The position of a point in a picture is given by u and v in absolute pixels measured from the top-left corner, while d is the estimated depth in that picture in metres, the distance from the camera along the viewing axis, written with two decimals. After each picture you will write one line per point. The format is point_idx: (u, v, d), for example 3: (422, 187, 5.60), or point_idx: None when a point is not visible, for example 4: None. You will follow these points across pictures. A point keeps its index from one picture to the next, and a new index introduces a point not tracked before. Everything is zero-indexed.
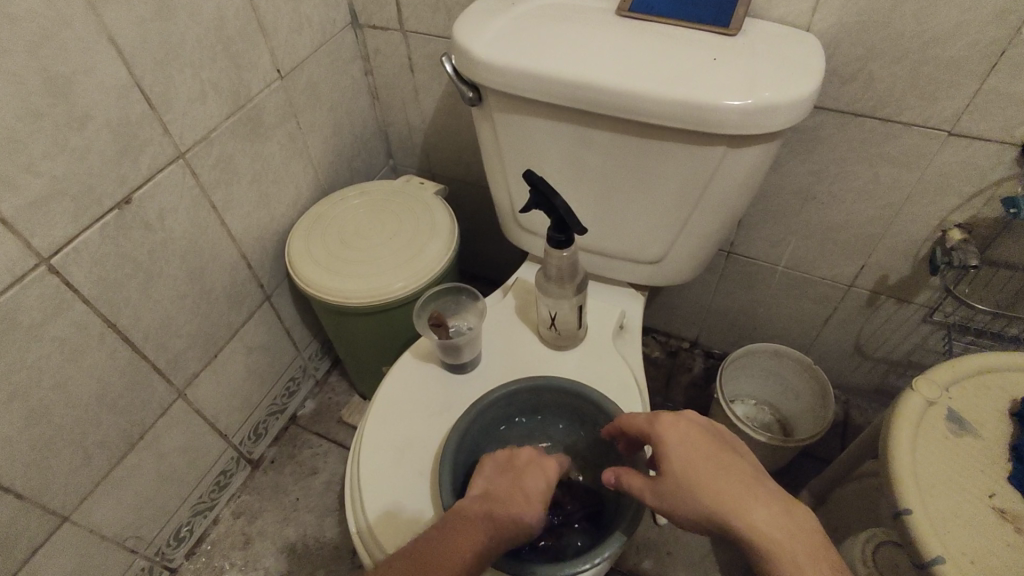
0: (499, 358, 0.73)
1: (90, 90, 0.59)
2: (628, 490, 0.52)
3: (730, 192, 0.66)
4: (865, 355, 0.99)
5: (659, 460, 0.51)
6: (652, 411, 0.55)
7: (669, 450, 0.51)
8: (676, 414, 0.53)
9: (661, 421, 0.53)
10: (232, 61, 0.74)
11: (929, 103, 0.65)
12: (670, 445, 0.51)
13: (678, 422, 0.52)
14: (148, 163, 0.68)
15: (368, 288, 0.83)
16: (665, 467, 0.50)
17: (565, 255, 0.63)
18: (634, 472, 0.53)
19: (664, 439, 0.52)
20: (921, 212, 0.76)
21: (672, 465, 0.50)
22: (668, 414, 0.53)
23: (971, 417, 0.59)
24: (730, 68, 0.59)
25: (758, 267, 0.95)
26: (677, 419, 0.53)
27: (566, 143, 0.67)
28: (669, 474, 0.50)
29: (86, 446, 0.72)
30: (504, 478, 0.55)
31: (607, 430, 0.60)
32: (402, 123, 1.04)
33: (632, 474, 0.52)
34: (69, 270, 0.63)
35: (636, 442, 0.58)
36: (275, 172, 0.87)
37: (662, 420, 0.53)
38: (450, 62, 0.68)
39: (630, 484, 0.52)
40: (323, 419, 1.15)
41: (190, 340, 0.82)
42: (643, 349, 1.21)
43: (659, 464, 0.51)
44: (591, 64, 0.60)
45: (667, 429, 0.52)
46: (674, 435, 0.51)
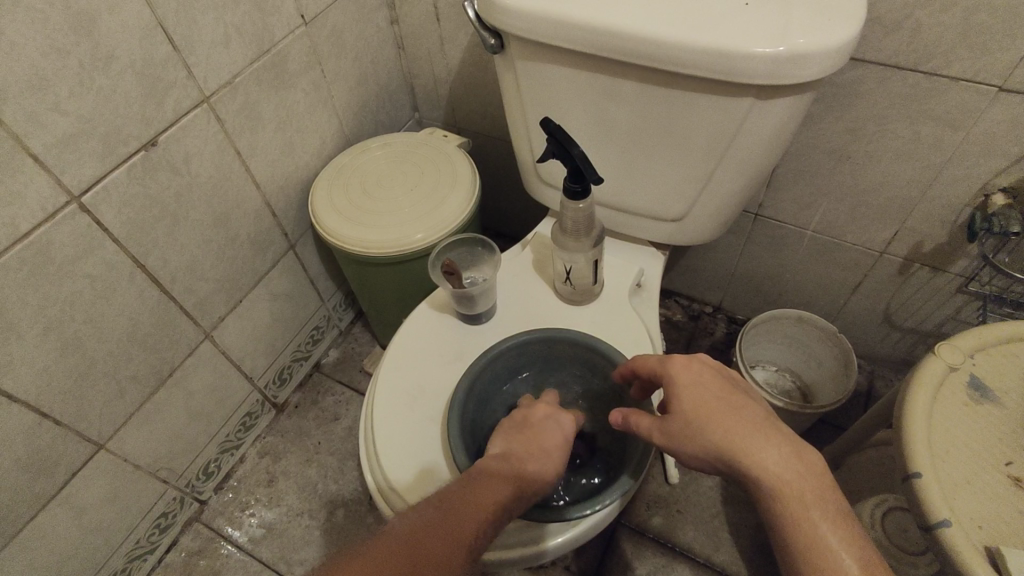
0: (513, 310, 0.73)
1: (115, 30, 0.60)
2: (637, 430, 0.53)
3: (757, 147, 0.63)
4: (894, 324, 0.96)
5: (669, 400, 0.51)
6: (665, 353, 0.55)
7: (680, 389, 0.51)
8: (689, 355, 0.53)
9: (673, 361, 0.53)
10: (256, 5, 0.73)
11: (980, 56, 0.61)
12: (680, 385, 0.51)
13: (690, 363, 0.52)
14: (174, 107, 0.69)
15: (388, 238, 0.83)
16: (675, 407, 0.50)
17: (581, 207, 0.62)
18: (643, 412, 0.53)
19: (674, 379, 0.52)
20: (963, 175, 0.72)
21: (682, 404, 0.50)
22: (681, 355, 0.53)
23: (994, 385, 0.57)
24: (762, 14, 0.56)
25: (786, 230, 0.92)
26: (690, 360, 0.52)
27: (589, 92, 0.65)
28: (677, 414, 0.50)
29: (119, 380, 0.75)
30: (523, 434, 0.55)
31: (620, 373, 0.60)
32: (428, 75, 1.03)
33: (641, 414, 0.53)
34: (99, 209, 0.65)
35: (648, 385, 0.58)
36: (300, 121, 0.87)
37: (674, 362, 0.53)
38: (472, 7, 0.67)
39: (638, 424, 0.52)
40: (346, 367, 1.18)
41: (217, 284, 0.84)
42: (665, 312, 1.20)
43: (669, 404, 0.51)
44: (615, 8, 0.58)
45: (679, 370, 0.52)
46: (685, 375, 0.51)
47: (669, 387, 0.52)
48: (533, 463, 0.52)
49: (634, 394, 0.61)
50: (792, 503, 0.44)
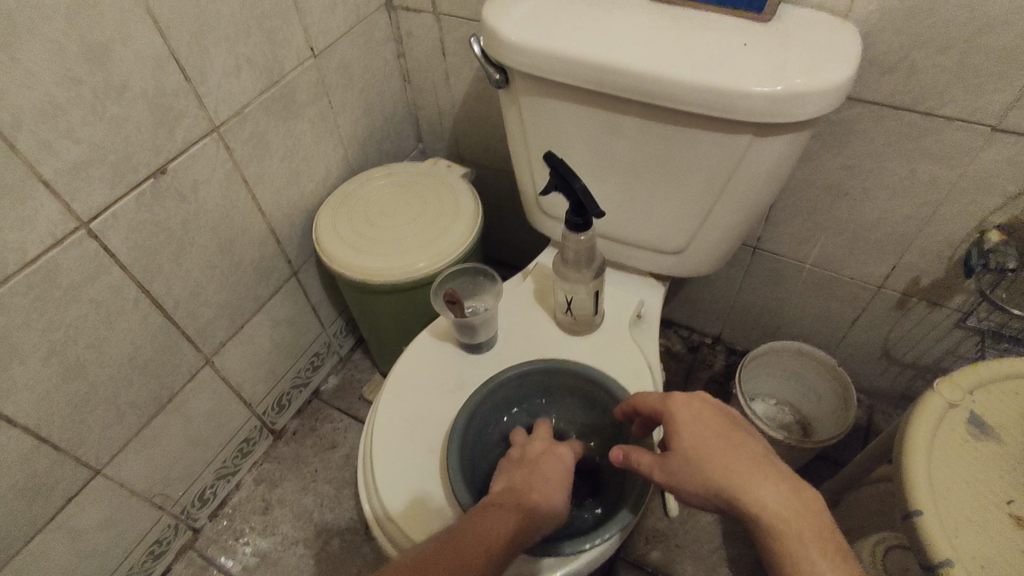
0: (514, 340, 0.74)
1: (130, 61, 0.61)
2: (637, 467, 0.53)
3: (756, 183, 0.65)
4: (892, 358, 0.96)
5: (669, 438, 0.51)
6: (664, 390, 0.55)
7: (679, 428, 0.50)
8: (688, 393, 0.53)
9: (673, 399, 0.53)
10: (267, 37, 0.75)
11: (972, 96, 0.63)
12: (680, 422, 0.51)
13: (690, 401, 0.52)
14: (183, 135, 0.70)
15: (390, 266, 0.84)
16: (675, 444, 0.50)
17: (583, 239, 0.63)
18: (643, 449, 0.53)
19: (674, 416, 0.51)
20: (958, 212, 0.73)
21: (681, 443, 0.50)
22: (680, 393, 0.53)
23: (994, 422, 0.57)
24: (760, 55, 0.57)
25: (784, 263, 0.93)
26: (689, 398, 0.52)
27: (591, 127, 0.67)
28: (677, 451, 0.50)
29: (118, 405, 0.75)
30: (523, 467, 0.55)
31: (620, 409, 0.60)
32: (432, 107, 1.05)
33: (641, 451, 0.53)
34: (106, 234, 0.66)
35: (649, 422, 0.58)
36: (306, 150, 0.89)
37: (674, 399, 0.52)
38: (478, 44, 0.69)
39: (638, 462, 0.52)
40: (345, 394, 1.18)
41: (219, 309, 0.85)
42: (664, 342, 1.20)
43: (669, 441, 0.51)
44: (617, 46, 0.59)
45: (679, 407, 0.52)
46: (685, 413, 0.51)
47: (669, 424, 0.52)
48: (537, 492, 0.52)
49: (635, 430, 0.61)
50: (791, 541, 0.44)
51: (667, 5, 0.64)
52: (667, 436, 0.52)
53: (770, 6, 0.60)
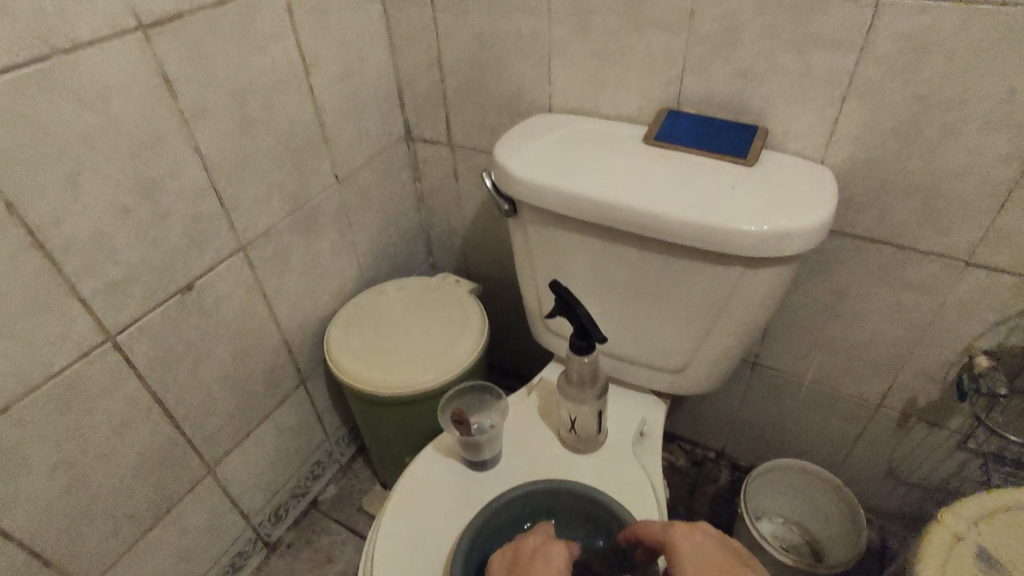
0: (519, 457, 0.74)
1: (175, 191, 0.67)
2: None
3: (750, 308, 0.68)
4: (898, 478, 0.95)
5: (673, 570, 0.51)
6: (668, 519, 0.56)
7: (682, 560, 0.51)
8: (691, 523, 0.53)
9: (675, 529, 0.53)
10: (297, 167, 0.83)
11: (944, 234, 0.68)
12: (684, 552, 0.51)
13: (693, 532, 0.53)
14: (213, 254, 0.75)
15: (398, 379, 0.86)
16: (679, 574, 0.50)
17: (587, 361, 0.66)
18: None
19: (677, 545, 0.52)
20: (946, 337, 0.76)
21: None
22: (683, 523, 0.54)
23: (1002, 556, 0.57)
24: (746, 196, 0.63)
25: (783, 380, 0.95)
26: (692, 529, 0.53)
27: (593, 254, 0.72)
28: None
29: (117, 517, 0.74)
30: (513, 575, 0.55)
31: (624, 536, 0.60)
32: (444, 224, 1.12)
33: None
34: (130, 347, 0.69)
35: (653, 551, 0.58)
36: (324, 265, 0.94)
37: (677, 527, 0.53)
38: (490, 178, 0.76)
39: None
40: (343, 505, 1.15)
41: (227, 418, 0.86)
42: (668, 455, 1.19)
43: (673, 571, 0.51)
44: (616, 186, 0.66)
45: (682, 536, 0.53)
46: (688, 545, 0.52)
47: (673, 552, 0.52)
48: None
49: (640, 560, 0.60)
50: None
51: (661, 150, 0.71)
52: (671, 566, 0.52)
53: (752, 153, 0.68)
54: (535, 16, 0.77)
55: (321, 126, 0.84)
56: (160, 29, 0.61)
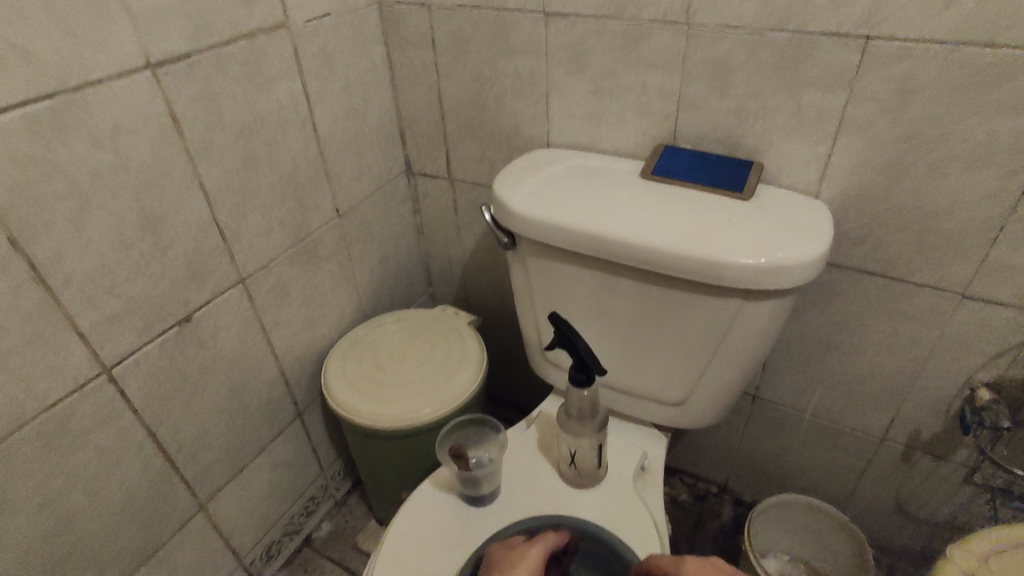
0: (518, 492, 0.73)
1: (176, 225, 0.68)
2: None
3: (748, 340, 0.68)
4: (904, 514, 0.94)
5: None
6: (675, 554, 0.55)
7: None
8: (701, 559, 0.54)
9: (685, 565, 0.53)
10: (298, 202, 0.84)
11: (941, 267, 0.69)
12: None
13: (703, 567, 0.53)
14: (212, 287, 0.75)
15: (397, 412, 0.85)
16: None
17: (586, 394, 0.66)
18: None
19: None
20: (947, 370, 0.76)
21: None
22: (693, 559, 0.54)
23: None
24: (743, 230, 0.64)
25: (784, 413, 0.94)
26: (701, 565, 0.53)
27: (592, 286, 0.72)
28: None
29: (105, 556, 0.73)
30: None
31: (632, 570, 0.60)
32: (443, 256, 1.12)
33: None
34: (126, 380, 0.68)
35: None
36: (323, 297, 0.94)
37: (681, 562, 0.53)
38: (490, 211, 0.76)
39: None
40: (338, 542, 1.13)
41: (221, 452, 0.84)
42: (670, 490, 1.17)
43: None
44: (614, 220, 0.66)
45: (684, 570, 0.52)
46: None
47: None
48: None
49: None
50: None
51: (658, 184, 0.73)
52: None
53: (749, 187, 0.69)
54: (534, 56, 0.79)
55: (323, 161, 0.86)
56: (168, 69, 0.62)
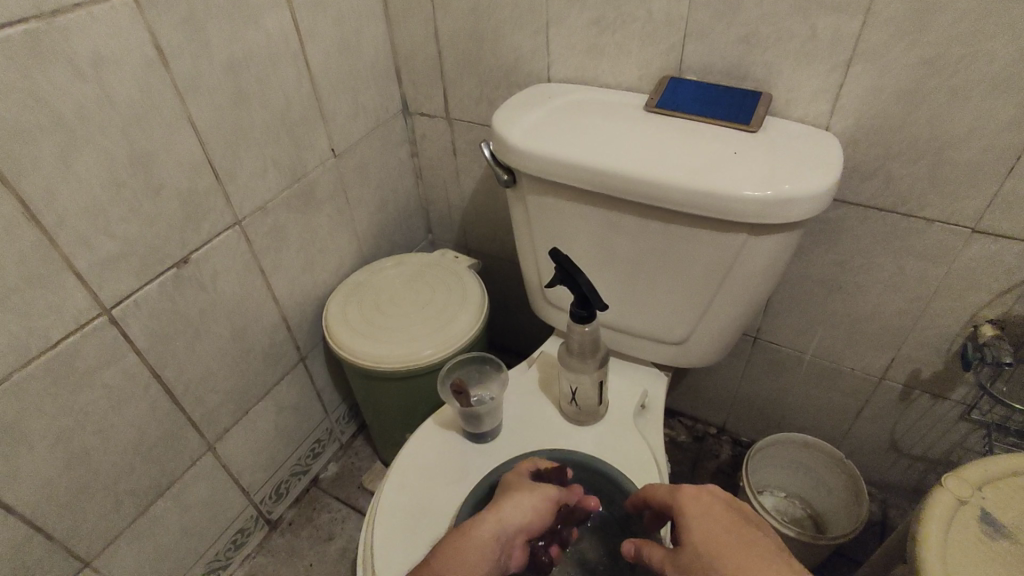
0: (520, 429, 0.74)
1: (168, 163, 0.66)
2: (650, 562, 0.53)
3: (753, 277, 0.67)
4: (900, 451, 0.95)
5: (679, 531, 0.51)
6: (675, 483, 0.56)
7: (690, 522, 0.51)
8: (700, 486, 0.54)
9: (685, 493, 0.53)
10: (293, 142, 0.82)
11: (951, 201, 0.67)
12: (693, 518, 0.51)
13: (701, 494, 0.53)
14: (209, 229, 0.74)
15: (400, 353, 0.86)
16: (684, 540, 0.50)
17: (587, 330, 0.65)
18: (657, 545, 0.53)
19: (685, 512, 0.52)
20: (951, 307, 0.75)
21: (692, 536, 0.50)
22: (692, 486, 0.54)
23: (1008, 520, 0.58)
24: (750, 162, 0.62)
25: (785, 354, 0.94)
26: (700, 491, 0.53)
27: (594, 224, 0.71)
28: (688, 545, 0.50)
29: (117, 493, 0.74)
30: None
31: (631, 501, 0.60)
32: (442, 201, 1.11)
33: (653, 547, 0.53)
34: (127, 321, 0.68)
35: (660, 514, 0.58)
36: (321, 241, 0.93)
37: (685, 493, 0.53)
38: (489, 148, 0.74)
39: (651, 555, 0.52)
40: (344, 483, 1.15)
41: (226, 394, 0.85)
42: (669, 432, 1.19)
43: (680, 536, 0.51)
44: (618, 153, 0.65)
45: (689, 502, 0.53)
46: (696, 507, 0.52)
47: (681, 520, 0.52)
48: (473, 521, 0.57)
49: (647, 525, 0.61)
50: None
51: (663, 117, 0.70)
52: (678, 532, 0.52)
53: (756, 119, 0.67)
54: None
55: (316, 99, 0.83)
56: None
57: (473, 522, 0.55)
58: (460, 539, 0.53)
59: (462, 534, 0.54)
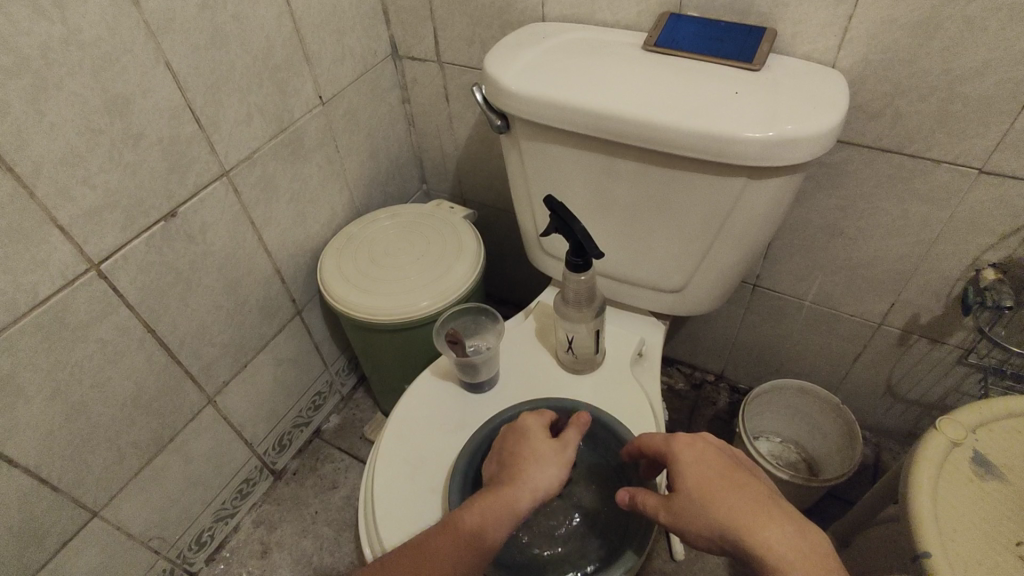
0: (516, 379, 0.74)
1: (146, 110, 0.64)
2: (644, 510, 0.53)
3: (753, 223, 0.66)
4: (896, 395, 0.96)
5: (673, 478, 0.52)
6: (669, 432, 0.56)
7: (684, 470, 0.51)
8: (693, 435, 0.54)
9: (678, 441, 0.53)
10: (278, 87, 0.78)
11: (959, 140, 0.65)
12: (686, 463, 0.51)
13: (695, 443, 0.53)
14: (195, 179, 0.72)
15: (395, 305, 0.85)
16: (678, 484, 0.51)
17: (583, 279, 0.65)
18: (650, 492, 0.53)
19: (679, 458, 0.52)
20: (954, 251, 0.74)
21: (686, 483, 0.50)
22: (685, 435, 0.54)
23: (999, 461, 0.59)
24: (751, 102, 0.60)
25: (784, 302, 0.94)
26: (693, 440, 0.53)
27: (590, 170, 0.69)
28: (683, 492, 0.50)
29: (120, 445, 0.75)
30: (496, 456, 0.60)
31: (627, 451, 0.60)
32: (436, 150, 1.08)
33: (647, 494, 0.53)
34: (116, 275, 0.67)
35: (654, 462, 0.59)
36: (313, 192, 0.91)
37: (679, 440, 0.53)
38: (481, 91, 0.72)
39: (644, 503, 0.53)
40: (346, 434, 1.17)
41: (223, 348, 0.85)
42: (667, 380, 1.20)
43: (674, 482, 0.52)
44: (613, 94, 0.62)
45: (683, 449, 0.53)
46: (689, 455, 0.52)
47: (674, 466, 0.52)
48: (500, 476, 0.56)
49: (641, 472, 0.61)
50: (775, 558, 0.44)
51: (662, 56, 0.67)
52: (672, 477, 0.52)
53: (760, 56, 0.64)
54: None
55: (300, 42, 0.79)
56: None
57: (509, 494, 0.54)
58: (496, 511, 0.52)
59: (499, 506, 0.53)
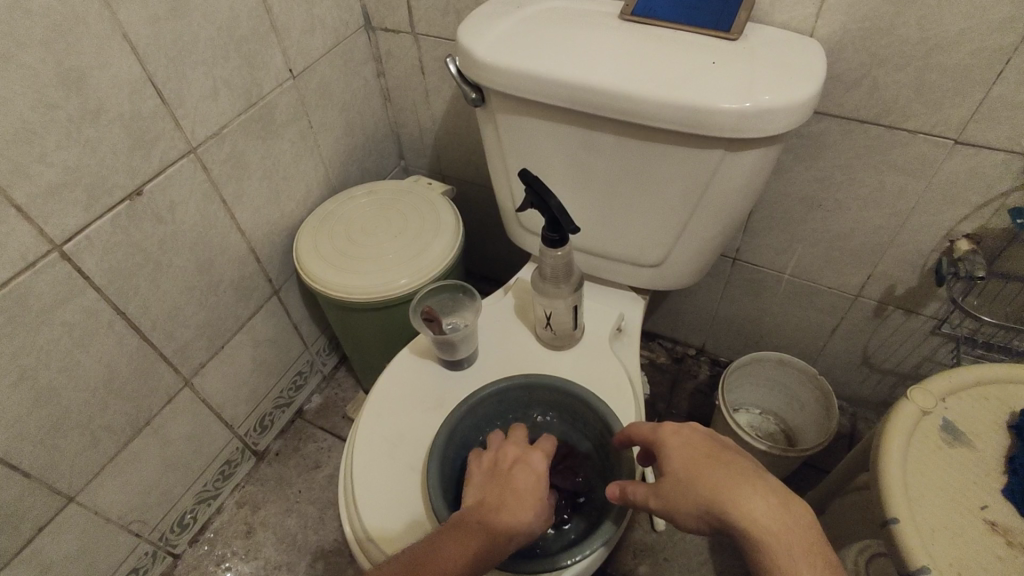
0: (495, 356, 0.74)
1: (104, 84, 0.61)
2: (634, 501, 0.53)
3: (729, 196, 0.65)
4: (872, 366, 0.97)
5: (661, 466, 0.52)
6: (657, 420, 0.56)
7: (672, 456, 0.51)
8: (679, 422, 0.54)
9: (663, 429, 0.54)
10: (245, 61, 0.76)
11: (935, 110, 0.65)
12: (673, 449, 0.52)
13: (680, 429, 0.53)
14: (160, 156, 0.70)
15: (372, 284, 0.84)
16: (666, 471, 0.51)
17: (560, 254, 0.64)
18: (639, 482, 0.53)
19: (666, 445, 0.53)
20: (930, 222, 0.75)
21: (674, 467, 0.51)
22: (671, 422, 0.54)
23: (966, 428, 0.60)
24: (728, 72, 0.59)
25: (763, 275, 0.94)
26: (680, 426, 0.53)
27: (568, 144, 0.68)
28: (671, 477, 0.50)
29: (94, 430, 0.74)
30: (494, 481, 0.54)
31: (615, 441, 0.60)
32: (413, 124, 1.06)
33: (637, 484, 0.53)
34: (81, 256, 0.65)
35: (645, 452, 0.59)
36: (286, 169, 0.89)
37: (665, 428, 0.54)
38: (455, 63, 0.70)
39: (634, 494, 0.53)
40: (329, 413, 1.17)
41: (199, 330, 0.84)
42: (649, 354, 1.21)
43: (662, 469, 0.52)
44: (590, 65, 0.61)
45: (669, 436, 0.53)
46: (675, 440, 0.52)
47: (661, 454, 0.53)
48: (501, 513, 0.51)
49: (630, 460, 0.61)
50: (762, 535, 0.45)
51: (639, 25, 0.66)
52: (660, 465, 0.52)
53: (737, 26, 0.63)
54: None
55: (267, 12, 0.77)
56: None
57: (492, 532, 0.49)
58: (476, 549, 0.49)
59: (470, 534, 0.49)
